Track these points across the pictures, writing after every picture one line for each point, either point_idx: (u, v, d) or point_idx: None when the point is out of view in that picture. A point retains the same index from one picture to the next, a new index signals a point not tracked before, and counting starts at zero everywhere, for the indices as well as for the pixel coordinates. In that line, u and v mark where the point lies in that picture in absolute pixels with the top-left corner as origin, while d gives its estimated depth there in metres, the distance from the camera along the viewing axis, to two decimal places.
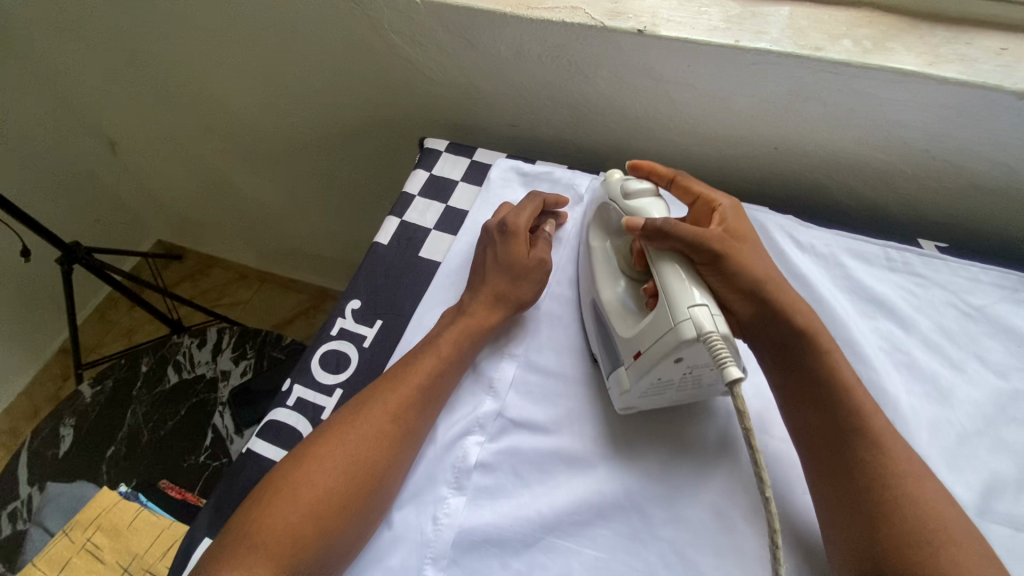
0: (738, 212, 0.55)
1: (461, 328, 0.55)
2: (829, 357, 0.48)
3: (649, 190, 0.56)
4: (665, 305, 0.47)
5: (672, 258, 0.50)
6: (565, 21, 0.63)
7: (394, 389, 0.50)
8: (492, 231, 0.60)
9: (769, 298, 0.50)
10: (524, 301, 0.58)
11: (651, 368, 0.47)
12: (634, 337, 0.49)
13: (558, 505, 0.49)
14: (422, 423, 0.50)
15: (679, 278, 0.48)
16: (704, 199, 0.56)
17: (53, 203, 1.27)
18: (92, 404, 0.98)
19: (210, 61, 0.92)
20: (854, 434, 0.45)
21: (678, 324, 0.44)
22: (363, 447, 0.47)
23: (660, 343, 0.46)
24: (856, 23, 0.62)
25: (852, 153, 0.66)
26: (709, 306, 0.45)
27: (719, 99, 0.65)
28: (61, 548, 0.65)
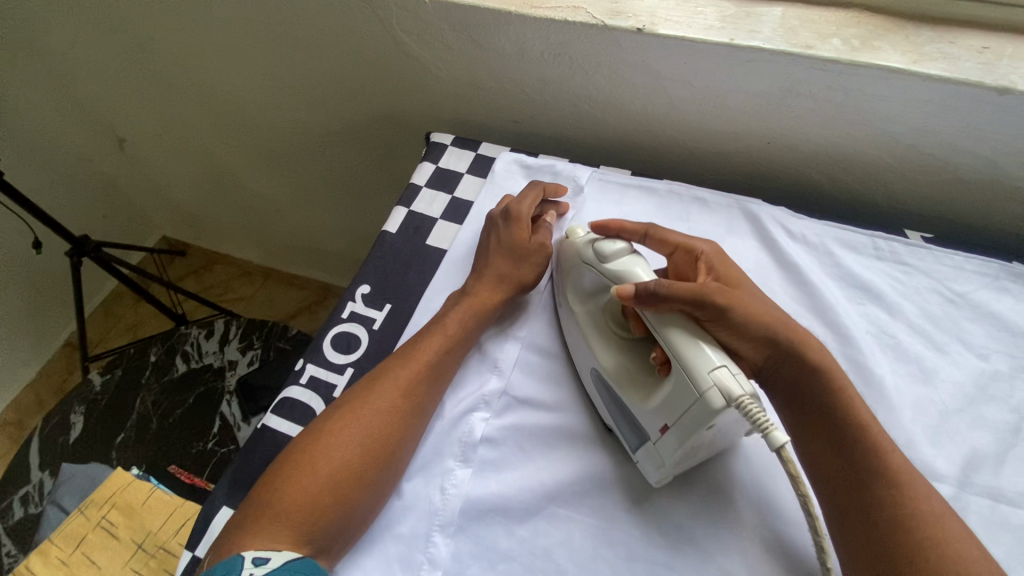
0: (719, 257, 0.55)
1: (464, 310, 0.57)
2: (844, 395, 0.47)
3: (625, 247, 0.54)
4: (684, 374, 0.45)
5: (678, 321, 0.47)
6: (567, 20, 0.66)
7: (402, 368, 0.53)
8: (495, 218, 0.64)
9: (780, 341, 0.49)
10: (526, 281, 0.60)
11: (686, 442, 0.45)
12: (655, 408, 0.46)
13: (560, 477, 0.51)
14: (431, 398, 0.53)
15: (689, 341, 0.46)
16: (684, 248, 0.56)
17: (63, 197, 1.29)
18: (102, 392, 0.99)
19: (220, 58, 0.95)
20: (876, 477, 0.44)
21: (704, 395, 0.43)
22: (375, 423, 0.49)
23: (690, 416, 0.44)
24: (845, 23, 0.64)
25: (842, 148, 0.69)
26: (728, 364, 0.44)
27: (714, 95, 0.68)
28: (77, 525, 0.68)
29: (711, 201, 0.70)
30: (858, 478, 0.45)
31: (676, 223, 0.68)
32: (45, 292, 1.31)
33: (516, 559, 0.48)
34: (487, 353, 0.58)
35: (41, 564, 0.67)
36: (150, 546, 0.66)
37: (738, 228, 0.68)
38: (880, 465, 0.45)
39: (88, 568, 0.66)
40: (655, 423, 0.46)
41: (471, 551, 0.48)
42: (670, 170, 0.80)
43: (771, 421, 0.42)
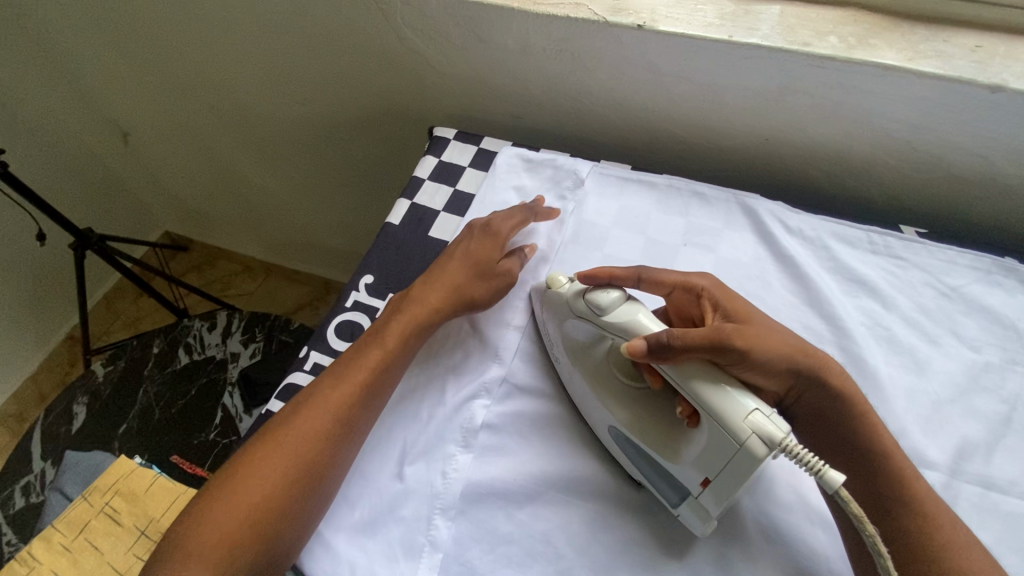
0: (721, 291, 0.53)
1: (410, 324, 0.56)
2: (868, 422, 0.48)
3: (619, 296, 0.51)
4: (719, 424, 0.43)
5: (703, 372, 0.45)
6: (568, 17, 0.67)
7: (337, 389, 0.51)
8: (475, 229, 0.62)
9: (804, 372, 0.48)
10: (475, 301, 0.58)
11: (729, 492, 0.43)
12: (692, 460, 0.45)
13: (561, 463, 0.52)
14: (366, 417, 0.51)
15: (717, 388, 0.44)
16: (683, 287, 0.54)
17: (66, 191, 1.30)
18: (104, 383, 1.00)
19: (225, 53, 0.96)
20: (899, 503, 0.47)
21: (746, 445, 0.41)
22: (302, 445, 0.48)
23: (730, 466, 0.42)
24: (842, 21, 0.66)
25: (838, 144, 0.70)
26: (760, 407, 0.42)
27: (713, 91, 0.69)
28: (81, 511, 0.68)
29: (710, 195, 0.71)
30: (881, 503, 0.47)
31: (675, 216, 0.69)
32: (48, 285, 1.31)
33: (516, 542, 0.49)
34: (487, 342, 0.59)
35: (44, 550, 0.66)
36: (153, 532, 0.67)
37: (735, 222, 0.69)
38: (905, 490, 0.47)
39: (92, 554, 0.66)
40: (695, 476, 0.45)
41: (472, 534, 0.49)
42: (670, 165, 0.81)
43: (823, 461, 0.40)
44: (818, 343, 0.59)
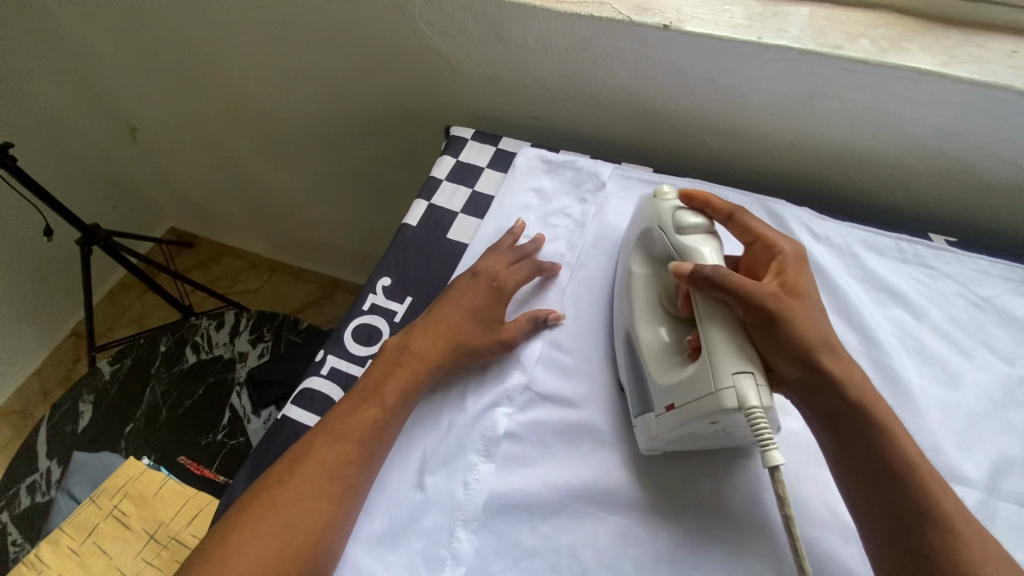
0: (798, 260, 0.51)
1: (410, 377, 0.53)
2: (887, 431, 0.45)
3: (703, 226, 0.53)
4: (708, 366, 0.45)
5: (717, 310, 0.47)
6: (592, 16, 0.65)
7: (336, 446, 0.48)
8: (481, 279, 0.59)
9: (820, 366, 0.46)
10: (479, 355, 0.56)
11: (685, 425, 0.46)
12: (670, 386, 0.47)
13: (584, 475, 0.50)
14: (367, 476, 0.49)
15: (726, 340, 0.45)
16: (764, 242, 0.53)
17: (73, 186, 1.29)
18: (111, 381, 0.99)
19: (237, 48, 0.95)
20: (923, 519, 0.42)
21: (720, 392, 0.43)
22: (321, 473, 0.47)
23: (699, 404, 0.45)
24: (874, 24, 0.64)
25: (866, 150, 0.68)
26: (755, 375, 0.44)
27: (739, 94, 0.68)
28: (89, 514, 0.67)
29: (733, 200, 0.70)
30: (900, 517, 0.43)
31: None
32: (54, 281, 1.30)
33: (540, 556, 0.47)
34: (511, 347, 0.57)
35: (52, 554, 0.65)
36: (163, 537, 0.66)
37: None
38: (929, 506, 0.42)
39: (101, 559, 0.65)
40: (664, 399, 0.48)
41: (494, 547, 0.48)
42: (691, 168, 0.80)
43: (774, 440, 0.43)
44: (848, 354, 0.58)
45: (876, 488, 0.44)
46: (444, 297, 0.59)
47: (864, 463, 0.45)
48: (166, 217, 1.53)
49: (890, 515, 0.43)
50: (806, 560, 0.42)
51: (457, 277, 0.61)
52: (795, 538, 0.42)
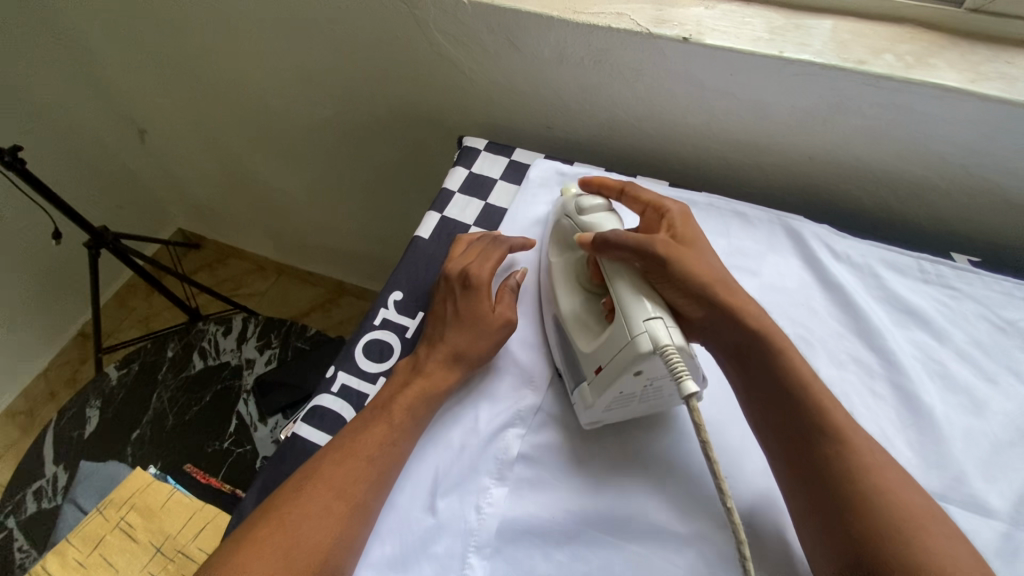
0: (684, 219, 0.58)
1: (414, 390, 0.52)
2: (784, 355, 0.51)
3: (602, 205, 0.59)
4: (622, 320, 0.49)
5: (621, 268, 0.52)
6: (610, 27, 0.64)
7: (341, 463, 0.48)
8: (453, 282, 0.58)
9: (717, 303, 0.52)
10: (482, 357, 0.55)
11: (613, 381, 0.48)
12: (595, 349, 0.51)
13: (601, 502, 0.49)
14: (377, 495, 0.48)
15: (634, 294, 0.50)
16: (654, 207, 0.60)
17: (81, 187, 1.28)
18: (118, 386, 0.99)
19: (248, 53, 0.94)
20: (820, 433, 0.47)
21: (635, 338, 0.47)
22: (330, 495, 0.46)
23: (620, 355, 0.48)
24: (899, 39, 0.63)
25: (888, 166, 0.67)
26: (664, 318, 0.48)
27: (759, 108, 0.66)
28: (95, 526, 0.66)
29: (752, 216, 0.68)
30: (801, 436, 0.48)
31: (716, 237, 0.67)
32: (61, 282, 1.30)
33: None
34: (525, 366, 0.57)
35: (58, 565, 0.64)
36: (169, 550, 0.65)
37: (778, 245, 0.66)
38: (828, 422, 0.47)
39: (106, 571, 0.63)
40: (592, 364, 0.50)
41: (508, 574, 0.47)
42: (707, 182, 0.78)
43: (686, 372, 0.44)
44: (868, 377, 0.57)
45: (781, 414, 0.49)
46: (436, 310, 0.59)
47: (767, 389, 0.50)
48: (174, 219, 1.53)
49: (798, 437, 0.48)
50: (728, 486, 0.42)
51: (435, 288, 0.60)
52: (715, 464, 0.42)
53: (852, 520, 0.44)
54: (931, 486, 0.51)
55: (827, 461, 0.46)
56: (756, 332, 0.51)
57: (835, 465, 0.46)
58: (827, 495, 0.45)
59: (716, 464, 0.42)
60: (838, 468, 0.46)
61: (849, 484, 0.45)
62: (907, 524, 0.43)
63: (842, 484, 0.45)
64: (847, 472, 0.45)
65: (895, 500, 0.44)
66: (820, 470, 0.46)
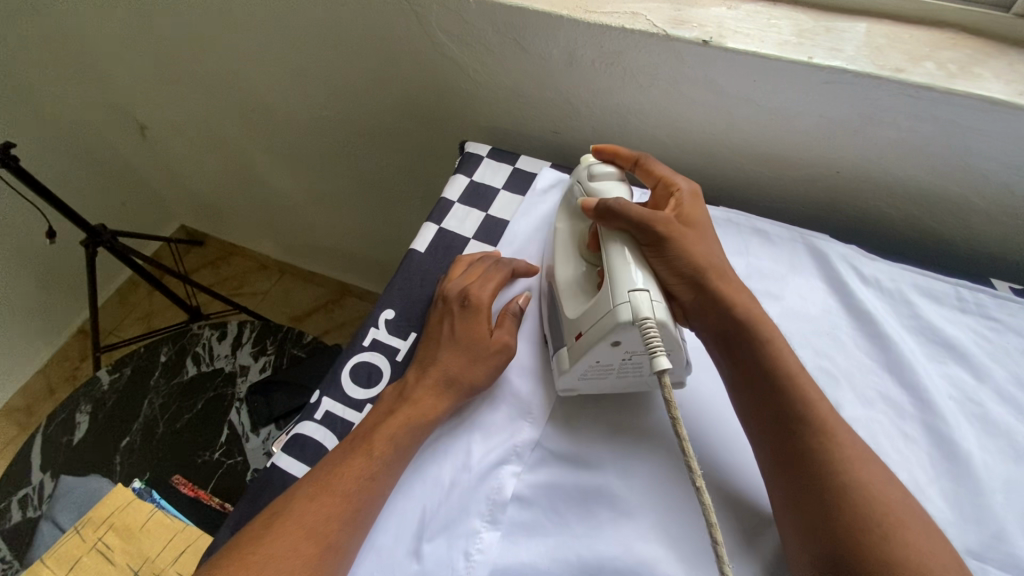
0: (692, 198, 0.55)
1: (400, 418, 0.48)
2: (771, 344, 0.47)
3: (613, 174, 0.57)
4: (608, 289, 0.47)
5: (620, 238, 0.50)
6: (623, 28, 0.59)
7: (315, 499, 0.44)
8: (451, 300, 0.55)
9: (708, 285, 0.50)
10: (476, 386, 0.51)
11: (587, 349, 0.47)
12: (578, 317, 0.49)
13: (599, 550, 0.45)
14: (352, 536, 0.44)
15: (623, 261, 0.48)
16: (664, 182, 0.56)
17: (80, 183, 1.26)
18: (109, 391, 0.96)
19: (245, 49, 0.90)
20: (803, 424, 0.44)
21: (616, 307, 0.45)
22: (303, 536, 0.42)
23: (598, 323, 0.46)
24: (940, 44, 0.57)
25: (924, 183, 0.62)
26: (650, 292, 0.46)
27: (784, 117, 0.61)
28: (72, 546, 0.64)
29: (773, 233, 0.64)
30: (778, 424, 0.45)
31: (733, 256, 0.62)
32: (59, 279, 1.28)
33: None
34: (523, 397, 0.53)
35: None
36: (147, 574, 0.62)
37: (801, 266, 0.61)
38: (813, 414, 0.44)
39: None
40: (573, 330, 0.49)
41: None
42: (725, 194, 0.73)
43: (661, 349, 0.43)
44: (899, 418, 0.52)
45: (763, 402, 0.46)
46: (429, 328, 0.55)
47: (751, 377, 0.47)
48: (176, 216, 1.51)
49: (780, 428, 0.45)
50: (694, 460, 0.41)
51: (431, 308, 0.57)
52: (681, 438, 0.42)
53: (832, 520, 0.41)
54: (967, 543, 0.46)
55: (809, 454, 0.43)
56: (744, 318, 0.49)
57: (816, 459, 0.43)
58: (805, 489, 0.42)
59: (684, 442, 0.41)
60: (818, 464, 0.42)
61: (829, 480, 0.42)
62: (889, 524, 0.40)
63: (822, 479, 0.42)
64: (830, 467, 0.42)
65: (881, 501, 0.41)
66: (801, 463, 0.43)
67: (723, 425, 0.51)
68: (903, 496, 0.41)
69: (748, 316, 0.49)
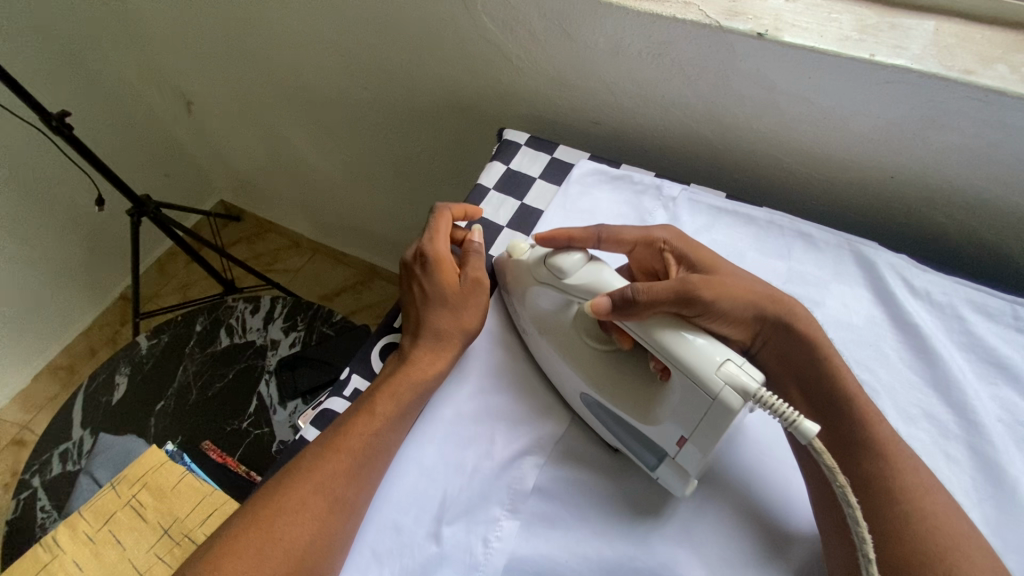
0: (683, 242, 0.52)
1: (402, 379, 0.50)
2: (830, 363, 0.47)
3: (580, 258, 0.50)
4: (692, 381, 0.41)
5: (670, 322, 0.45)
6: (675, 17, 0.58)
7: (325, 456, 0.45)
8: (411, 264, 0.56)
9: (769, 320, 0.49)
10: (470, 329, 0.53)
11: (711, 446, 0.42)
12: (669, 420, 0.44)
13: (618, 549, 0.45)
14: (360, 493, 0.45)
15: (688, 343, 0.42)
16: (645, 241, 0.53)
17: (127, 154, 1.30)
18: (147, 355, 1.00)
19: (291, 28, 0.91)
20: (862, 451, 0.45)
21: (719, 397, 0.40)
22: (312, 492, 0.44)
23: (708, 418, 0.41)
24: (1014, 46, 0.54)
25: (984, 193, 0.58)
26: (732, 357, 0.41)
27: (839, 117, 0.59)
28: (108, 501, 0.66)
29: (818, 237, 0.61)
30: (845, 450, 0.45)
31: (775, 259, 0.60)
32: (105, 246, 1.33)
33: None
34: (543, 390, 0.53)
35: (68, 538, 0.64)
36: (176, 533, 0.64)
37: (846, 273, 0.59)
38: (859, 435, 0.45)
39: (114, 548, 0.63)
40: (671, 434, 0.44)
41: None
42: (769, 194, 0.71)
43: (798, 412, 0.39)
44: (942, 438, 0.50)
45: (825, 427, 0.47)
46: (403, 298, 0.56)
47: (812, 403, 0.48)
48: (216, 191, 1.54)
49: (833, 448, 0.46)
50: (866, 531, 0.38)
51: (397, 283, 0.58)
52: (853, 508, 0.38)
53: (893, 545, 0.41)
54: None
55: (871, 481, 0.43)
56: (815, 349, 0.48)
57: (878, 484, 0.43)
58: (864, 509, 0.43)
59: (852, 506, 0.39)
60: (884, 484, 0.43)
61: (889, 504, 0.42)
62: (949, 554, 0.40)
63: (878, 504, 0.42)
64: (890, 492, 0.43)
65: (935, 519, 0.41)
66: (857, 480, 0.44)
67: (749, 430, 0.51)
68: (968, 533, 0.41)
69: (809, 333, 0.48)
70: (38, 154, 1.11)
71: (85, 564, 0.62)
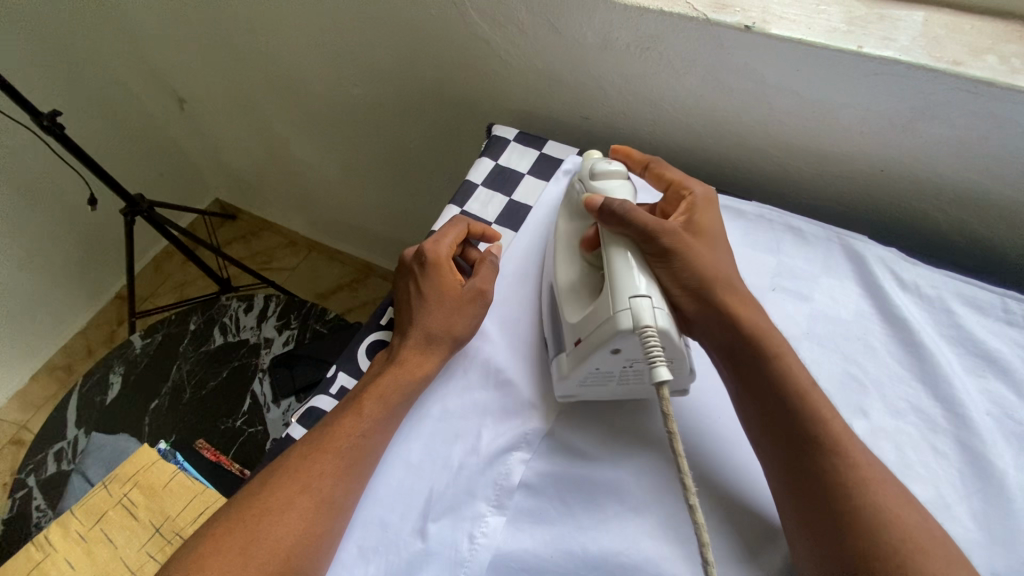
0: (705, 201, 0.54)
1: (388, 379, 0.50)
2: (779, 360, 0.46)
3: (620, 172, 0.55)
4: (608, 293, 0.46)
5: (622, 242, 0.49)
6: (662, 11, 0.57)
7: (311, 457, 0.46)
8: (410, 264, 0.55)
9: (714, 297, 0.48)
10: (459, 337, 0.53)
11: (586, 356, 0.46)
12: (576, 322, 0.48)
13: (605, 545, 0.45)
14: (347, 492, 0.45)
15: (627, 265, 0.47)
16: (676, 185, 0.56)
17: (121, 154, 1.30)
18: (141, 355, 1.00)
19: (279, 25, 0.90)
20: (818, 442, 0.43)
21: (616, 313, 0.44)
22: (297, 492, 0.44)
23: (598, 329, 0.45)
24: (1004, 36, 0.53)
25: (976, 185, 0.58)
26: (652, 299, 0.44)
27: (829, 110, 0.58)
28: (99, 500, 0.66)
29: (808, 231, 0.61)
30: (794, 440, 0.44)
31: (763, 253, 0.60)
32: (100, 245, 1.33)
33: None
34: (524, 387, 0.52)
35: (60, 537, 0.64)
36: (168, 532, 0.63)
37: (835, 266, 0.59)
38: (817, 432, 0.43)
39: (106, 547, 0.63)
40: (572, 335, 0.48)
41: None
42: (759, 188, 0.71)
43: (660, 359, 0.42)
44: (930, 432, 0.50)
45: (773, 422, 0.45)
46: (398, 295, 0.56)
47: (757, 390, 0.46)
48: (210, 190, 1.54)
49: (786, 447, 0.44)
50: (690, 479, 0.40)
51: (394, 281, 0.57)
52: (677, 455, 0.40)
53: (846, 541, 0.40)
54: (993, 566, 0.44)
55: (823, 474, 0.42)
56: (751, 332, 0.48)
57: (841, 488, 0.42)
58: (819, 515, 0.41)
59: (681, 458, 0.40)
60: (842, 478, 0.42)
61: (846, 498, 0.41)
62: (904, 549, 0.39)
63: (843, 509, 0.41)
64: (858, 484, 0.41)
65: (891, 511, 0.40)
66: (818, 478, 0.42)
67: (731, 427, 0.51)
68: (921, 519, 0.41)
69: (753, 329, 0.48)
70: (30, 154, 1.11)
71: (76, 563, 0.63)
